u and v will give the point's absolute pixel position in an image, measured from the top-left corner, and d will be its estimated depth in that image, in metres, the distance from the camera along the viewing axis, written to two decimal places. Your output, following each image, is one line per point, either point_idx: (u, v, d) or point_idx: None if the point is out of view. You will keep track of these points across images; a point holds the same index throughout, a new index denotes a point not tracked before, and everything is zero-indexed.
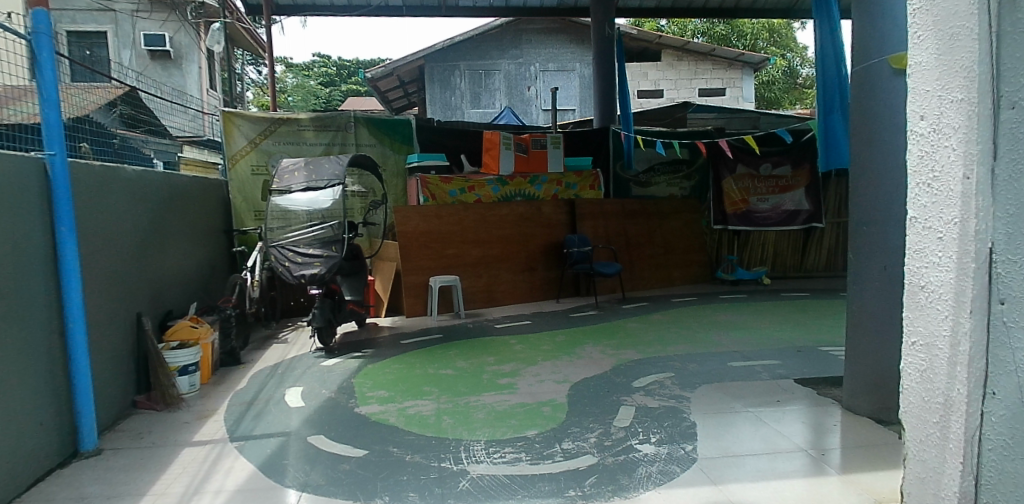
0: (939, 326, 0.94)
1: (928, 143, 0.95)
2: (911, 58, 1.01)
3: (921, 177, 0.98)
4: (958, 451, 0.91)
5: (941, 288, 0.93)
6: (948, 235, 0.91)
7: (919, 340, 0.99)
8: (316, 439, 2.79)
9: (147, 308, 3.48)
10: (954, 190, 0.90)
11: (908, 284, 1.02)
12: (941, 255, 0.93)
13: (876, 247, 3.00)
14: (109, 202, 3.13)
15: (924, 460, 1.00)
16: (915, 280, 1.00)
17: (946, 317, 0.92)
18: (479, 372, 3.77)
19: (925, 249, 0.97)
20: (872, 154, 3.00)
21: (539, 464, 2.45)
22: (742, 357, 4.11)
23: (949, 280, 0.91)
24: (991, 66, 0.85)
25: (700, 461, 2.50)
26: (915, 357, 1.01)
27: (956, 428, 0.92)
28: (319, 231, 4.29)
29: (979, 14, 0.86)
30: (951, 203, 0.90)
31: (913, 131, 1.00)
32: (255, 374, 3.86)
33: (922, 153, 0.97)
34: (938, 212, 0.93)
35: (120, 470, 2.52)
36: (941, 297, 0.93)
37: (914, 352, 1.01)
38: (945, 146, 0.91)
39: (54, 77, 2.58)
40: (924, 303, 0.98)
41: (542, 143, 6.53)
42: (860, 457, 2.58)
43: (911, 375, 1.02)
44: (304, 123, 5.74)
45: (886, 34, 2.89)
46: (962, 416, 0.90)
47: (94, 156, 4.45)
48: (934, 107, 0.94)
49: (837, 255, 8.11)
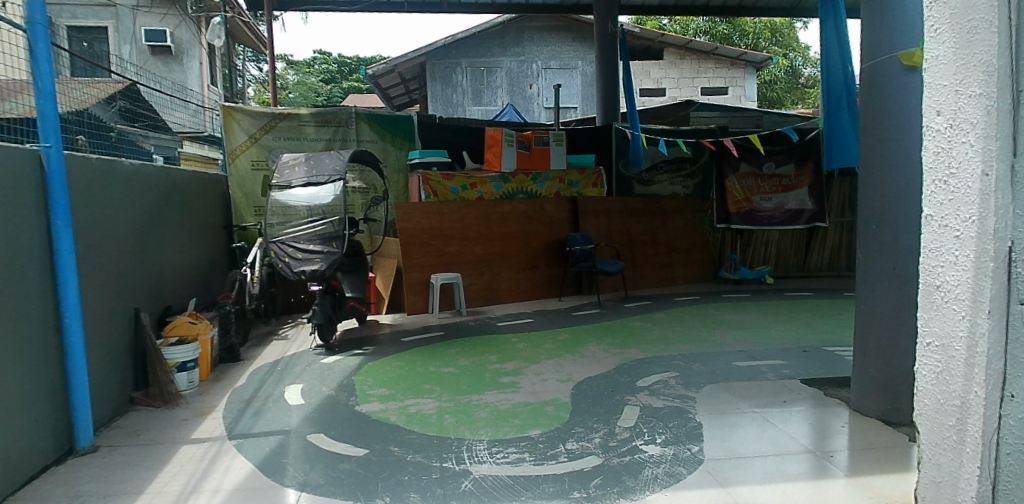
0: (955, 327, 0.95)
1: (944, 139, 0.95)
2: (926, 52, 1.01)
3: (937, 175, 0.97)
4: (976, 458, 0.92)
5: (958, 287, 0.93)
6: (966, 234, 0.91)
7: (934, 342, 1.00)
8: (317, 437, 2.75)
9: (145, 303, 3.44)
10: (972, 187, 0.90)
11: (923, 284, 1.03)
12: (959, 254, 0.93)
13: (886, 245, 2.95)
14: (107, 197, 3.09)
15: (940, 463, 1.01)
16: (931, 280, 1.00)
17: (963, 318, 0.92)
18: (481, 370, 3.72)
19: (941, 248, 0.97)
20: (882, 152, 2.95)
21: (543, 464, 2.41)
22: (746, 357, 4.06)
23: (965, 279, 0.92)
24: (1011, 61, 0.84)
25: (708, 463, 2.46)
26: (931, 359, 1.01)
27: (973, 431, 0.93)
28: (320, 227, 4.25)
29: (1000, 9, 0.85)
30: (969, 200, 0.90)
31: (929, 127, 0.99)
32: (254, 371, 3.81)
33: (939, 150, 0.97)
34: (955, 209, 0.93)
35: (117, 468, 2.48)
36: (958, 297, 0.93)
37: (929, 353, 1.02)
38: (962, 142, 0.91)
39: (49, 67, 2.54)
40: (940, 303, 0.98)
41: (546, 140, 6.58)
42: (869, 460, 2.53)
43: (927, 377, 1.03)
44: (305, 118, 5.68)
45: (896, 30, 2.84)
46: (980, 419, 0.91)
47: (90, 149, 4.39)
48: (951, 103, 0.94)
49: (841, 255, 8.06)
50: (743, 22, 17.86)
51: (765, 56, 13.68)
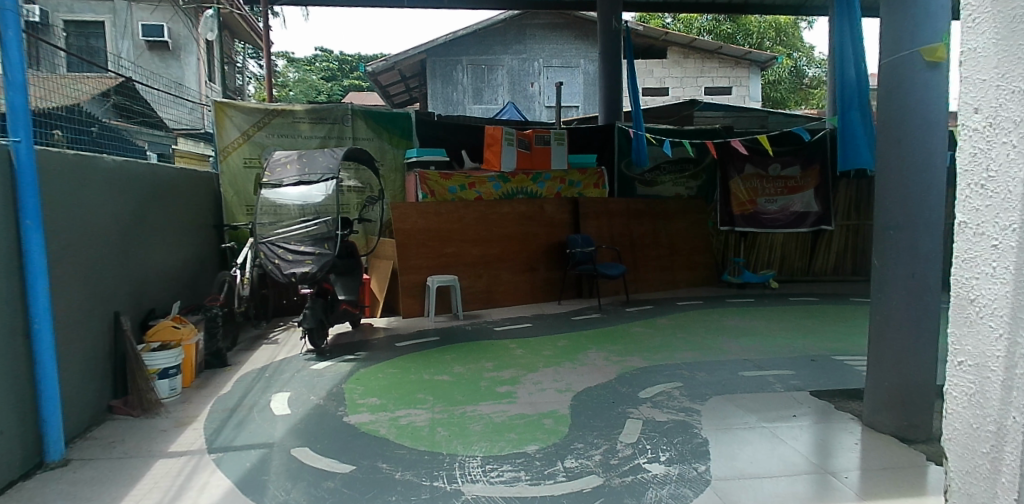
0: (991, 345, 0.67)
1: (983, 139, 0.68)
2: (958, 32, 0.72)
3: (972, 177, 0.70)
4: (1011, 494, 0.66)
5: (995, 303, 0.66)
6: (1004, 245, 0.64)
7: (966, 361, 0.72)
8: (300, 452, 2.59)
9: (127, 306, 3.29)
10: (1015, 184, 0.62)
11: (953, 297, 0.75)
12: (996, 264, 0.65)
13: (904, 253, 2.81)
14: (86, 197, 2.95)
15: (972, 495, 0.73)
16: (962, 293, 0.72)
17: (1001, 336, 0.65)
18: (476, 379, 3.57)
19: (975, 257, 0.69)
20: (901, 154, 2.80)
21: (540, 485, 2.25)
22: (752, 367, 3.91)
23: (1005, 293, 0.64)
24: None
25: (714, 484, 2.30)
26: (963, 379, 0.73)
27: (1011, 459, 0.65)
28: (311, 228, 4.09)
29: None
30: (1008, 206, 0.63)
31: (962, 129, 0.71)
32: (241, 377, 3.66)
33: (973, 152, 0.69)
34: (993, 216, 0.66)
35: (86, 484, 2.32)
36: (994, 312, 0.66)
37: (960, 372, 0.74)
38: (1003, 143, 0.64)
39: (19, 56, 2.37)
40: (974, 318, 0.70)
41: (546, 139, 6.39)
42: (885, 482, 2.38)
43: (957, 399, 0.75)
44: (299, 115, 5.52)
45: (919, 25, 2.69)
46: (1018, 448, 0.64)
47: (69, 143, 4.24)
48: (991, 99, 0.66)
49: (846, 259, 7.91)
50: (747, 21, 17.68)
51: (769, 55, 13.51)
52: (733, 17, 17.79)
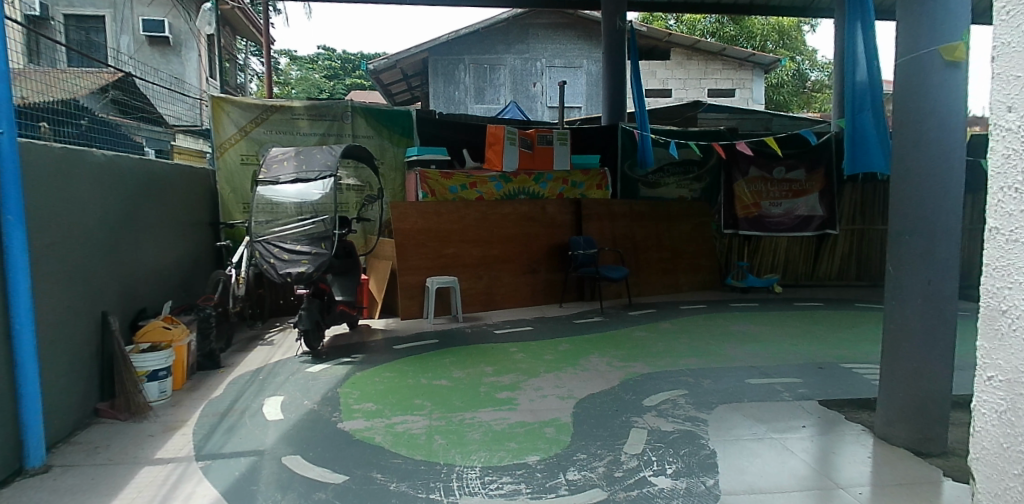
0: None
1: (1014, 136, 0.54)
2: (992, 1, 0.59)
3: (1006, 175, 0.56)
4: None
5: None
6: None
7: (1000, 377, 0.58)
8: (292, 460, 2.49)
9: (116, 306, 3.19)
10: None
11: (984, 308, 0.61)
12: None
13: (920, 260, 2.71)
14: (73, 193, 2.84)
15: None
16: (994, 302, 0.58)
17: None
18: (475, 384, 3.47)
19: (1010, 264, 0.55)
20: (918, 156, 2.70)
21: (541, 499, 2.15)
22: (759, 375, 3.80)
23: None
24: None
25: (724, 499, 2.20)
26: (994, 398, 0.60)
27: None
28: (308, 227, 3.99)
29: None
30: None
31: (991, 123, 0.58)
32: (233, 380, 3.56)
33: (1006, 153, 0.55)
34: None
35: (66, 492, 2.22)
36: None
37: (991, 390, 0.60)
38: None
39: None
40: (1008, 333, 0.56)
41: (549, 138, 6.30)
42: (903, 498, 2.27)
43: (988, 419, 0.61)
44: (298, 112, 5.43)
45: (939, 22, 2.58)
46: None
47: (53, 136, 4.13)
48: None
49: (851, 264, 7.80)
50: (751, 23, 17.58)
51: (774, 57, 13.41)
52: (737, 19, 17.69)
